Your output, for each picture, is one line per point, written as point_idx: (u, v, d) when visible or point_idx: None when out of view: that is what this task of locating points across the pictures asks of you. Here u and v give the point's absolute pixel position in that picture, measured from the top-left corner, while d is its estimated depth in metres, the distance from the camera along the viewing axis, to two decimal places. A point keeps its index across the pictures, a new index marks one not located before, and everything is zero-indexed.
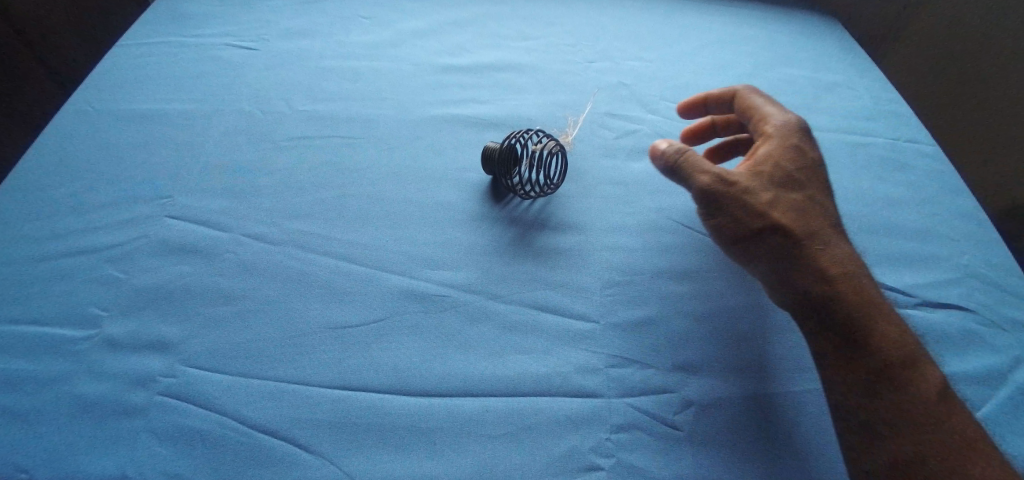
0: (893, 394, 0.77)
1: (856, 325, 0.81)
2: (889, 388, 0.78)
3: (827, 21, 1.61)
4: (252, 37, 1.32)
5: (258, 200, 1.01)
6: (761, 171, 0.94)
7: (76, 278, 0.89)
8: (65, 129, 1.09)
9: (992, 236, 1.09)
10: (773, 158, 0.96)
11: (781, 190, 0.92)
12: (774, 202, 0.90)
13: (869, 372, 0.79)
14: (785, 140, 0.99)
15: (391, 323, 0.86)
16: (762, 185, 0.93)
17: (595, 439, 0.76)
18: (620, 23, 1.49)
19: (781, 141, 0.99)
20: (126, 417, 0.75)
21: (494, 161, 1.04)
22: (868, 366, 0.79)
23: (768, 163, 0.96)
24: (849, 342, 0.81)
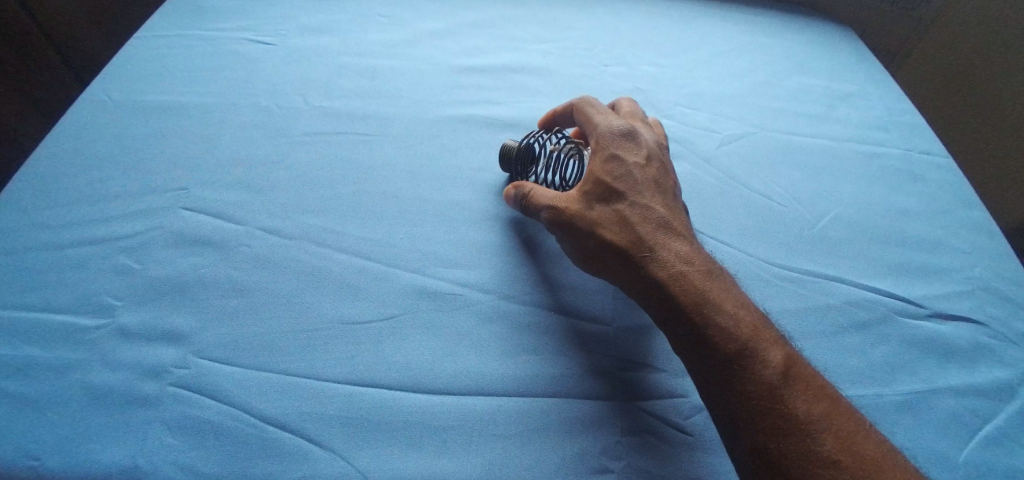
0: (738, 392, 0.75)
1: (686, 331, 0.80)
2: (725, 391, 0.76)
3: (842, 31, 1.61)
4: (270, 32, 1.33)
5: (272, 195, 1.01)
6: (585, 192, 0.90)
7: (91, 267, 0.89)
8: (83, 118, 1.10)
9: (1005, 250, 1.08)
10: (618, 166, 0.91)
11: (604, 206, 0.88)
12: (592, 219, 0.87)
13: (710, 374, 0.78)
14: (607, 146, 0.93)
15: (404, 321, 0.86)
16: (583, 201, 0.89)
17: (606, 442, 0.76)
18: (636, 28, 1.49)
19: (610, 148, 0.93)
20: (139, 407, 0.76)
21: (511, 166, 1.05)
22: (704, 370, 0.78)
23: (590, 174, 0.91)
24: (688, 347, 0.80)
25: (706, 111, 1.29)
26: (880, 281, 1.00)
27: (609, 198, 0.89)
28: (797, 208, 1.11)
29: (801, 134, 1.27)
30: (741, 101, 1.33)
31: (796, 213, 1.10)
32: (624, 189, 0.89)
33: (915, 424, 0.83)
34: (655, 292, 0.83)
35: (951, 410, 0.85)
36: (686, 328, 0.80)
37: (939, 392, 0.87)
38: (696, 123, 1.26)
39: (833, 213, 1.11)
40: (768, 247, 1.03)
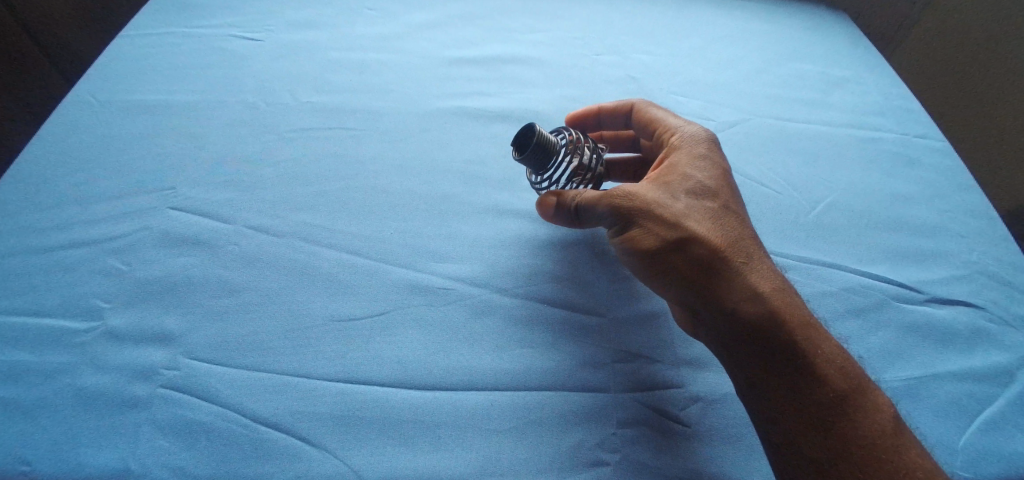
0: (815, 400, 0.76)
1: (772, 336, 0.79)
2: (800, 399, 0.76)
3: (835, 16, 1.60)
4: (256, 28, 1.31)
5: (261, 193, 1.00)
6: (671, 184, 0.89)
7: (78, 269, 0.88)
8: (69, 120, 1.09)
9: (1002, 233, 1.07)
10: (705, 169, 0.92)
11: (697, 204, 0.87)
12: (685, 213, 0.85)
13: (787, 381, 0.77)
14: (693, 149, 0.94)
15: (396, 316, 0.85)
16: (672, 195, 0.87)
17: (602, 434, 0.76)
18: (628, 16, 1.47)
19: (695, 152, 0.94)
20: (128, 409, 0.75)
21: (532, 163, 0.88)
22: (779, 377, 0.77)
23: (677, 173, 0.91)
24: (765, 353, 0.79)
25: (700, 99, 1.28)
26: (877, 267, 0.99)
27: (700, 198, 0.88)
28: (793, 195, 1.10)
29: (796, 120, 1.26)
30: (735, 88, 1.31)
31: (791, 200, 1.09)
32: (714, 190, 0.90)
33: (913, 410, 0.83)
34: (743, 295, 0.80)
35: (949, 394, 0.85)
36: (773, 334, 0.79)
37: (937, 378, 0.86)
38: (689, 111, 1.24)
39: (829, 199, 1.10)
40: (763, 235, 1.02)
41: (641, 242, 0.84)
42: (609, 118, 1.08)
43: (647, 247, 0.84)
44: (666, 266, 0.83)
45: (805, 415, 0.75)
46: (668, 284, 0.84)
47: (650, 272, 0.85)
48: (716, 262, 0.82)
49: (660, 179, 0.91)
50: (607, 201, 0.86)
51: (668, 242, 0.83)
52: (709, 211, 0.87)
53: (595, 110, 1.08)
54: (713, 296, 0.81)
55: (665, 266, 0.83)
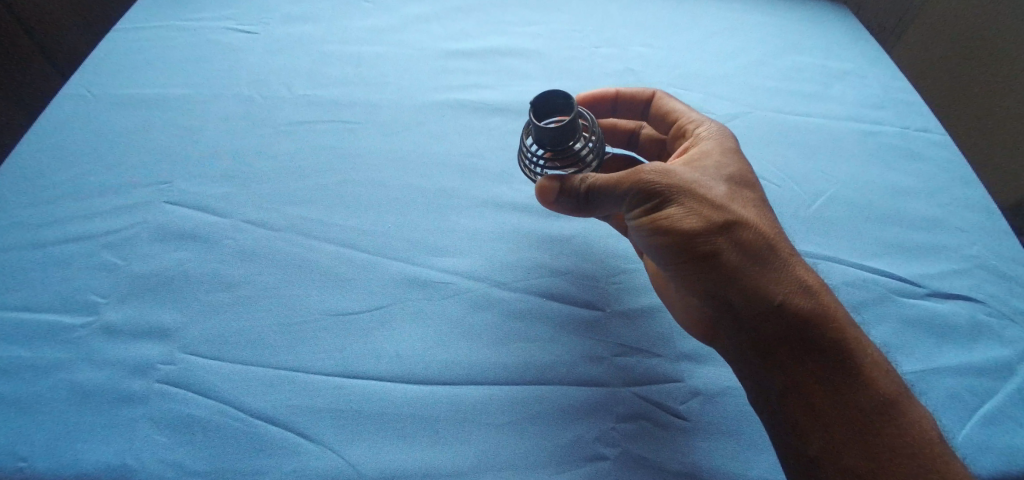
0: (859, 402, 0.72)
1: (817, 334, 0.75)
2: (839, 401, 0.73)
3: (836, 9, 1.58)
4: (252, 21, 1.30)
5: (258, 187, 0.99)
6: (707, 170, 0.85)
7: (74, 264, 0.87)
8: (63, 113, 1.08)
9: (1002, 227, 1.07)
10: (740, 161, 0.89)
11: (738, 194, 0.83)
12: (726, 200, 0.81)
13: (827, 384, 0.73)
14: (724, 140, 0.91)
15: (394, 310, 0.85)
16: (711, 180, 0.82)
17: (601, 429, 0.75)
18: (627, 9, 1.46)
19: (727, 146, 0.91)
20: (125, 405, 0.74)
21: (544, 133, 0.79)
22: (819, 379, 0.74)
23: (711, 160, 0.87)
24: (805, 351, 0.75)
25: (700, 92, 1.27)
26: (877, 261, 0.99)
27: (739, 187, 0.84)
28: (793, 189, 1.09)
29: (796, 113, 1.25)
30: (735, 81, 1.31)
31: (791, 193, 1.08)
32: (750, 181, 0.86)
33: None
34: (788, 289, 0.76)
35: (949, 389, 0.84)
36: (818, 331, 0.75)
37: (937, 372, 0.86)
38: (689, 104, 1.23)
39: (829, 193, 1.09)
40: None
41: (680, 224, 0.77)
42: (623, 108, 1.07)
43: (687, 230, 0.77)
44: (707, 251, 0.77)
45: (843, 418, 0.72)
46: (705, 273, 0.78)
47: (682, 259, 0.79)
48: (762, 252, 0.78)
49: (694, 163, 0.86)
50: (644, 179, 0.79)
51: (713, 226, 0.77)
52: (749, 200, 0.83)
53: (612, 94, 1.06)
54: (757, 287, 0.76)
55: (704, 251, 0.77)
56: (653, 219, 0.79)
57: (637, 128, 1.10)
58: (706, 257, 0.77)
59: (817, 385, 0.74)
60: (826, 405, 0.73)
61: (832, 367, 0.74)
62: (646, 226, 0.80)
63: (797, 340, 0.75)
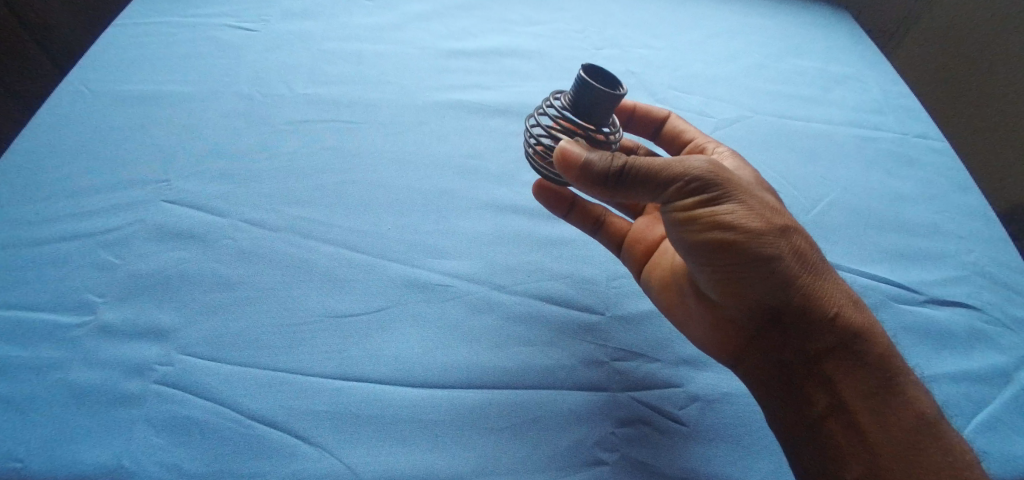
0: (900, 416, 0.73)
1: (864, 346, 0.75)
2: (883, 415, 0.73)
3: (836, 13, 1.59)
4: (252, 18, 1.29)
5: (257, 186, 0.99)
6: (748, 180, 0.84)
7: (70, 262, 0.87)
8: (60, 109, 1.07)
9: (999, 234, 1.07)
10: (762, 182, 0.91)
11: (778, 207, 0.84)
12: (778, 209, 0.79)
13: (872, 396, 0.74)
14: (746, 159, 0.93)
15: (393, 312, 0.84)
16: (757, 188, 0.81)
17: (600, 433, 0.75)
18: (628, 10, 1.46)
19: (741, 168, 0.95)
20: (121, 406, 0.74)
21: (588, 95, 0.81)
22: (862, 391, 0.74)
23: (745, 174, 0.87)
24: (846, 362, 0.75)
25: (700, 94, 1.27)
26: (875, 267, 0.99)
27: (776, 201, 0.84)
28: (792, 193, 1.09)
29: (796, 118, 1.25)
30: (736, 84, 1.31)
31: (791, 198, 1.08)
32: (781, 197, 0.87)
33: None
34: (838, 299, 0.76)
35: (946, 396, 0.85)
36: (863, 343, 0.75)
37: (933, 379, 0.87)
38: (689, 107, 1.23)
39: (828, 198, 1.10)
40: None
41: (745, 223, 0.73)
42: (637, 121, 1.09)
43: (753, 230, 0.73)
44: (770, 255, 0.73)
45: (886, 431, 0.72)
46: (759, 278, 0.75)
47: (737, 262, 0.74)
48: (815, 263, 0.77)
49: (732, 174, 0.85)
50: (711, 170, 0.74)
51: (776, 230, 0.74)
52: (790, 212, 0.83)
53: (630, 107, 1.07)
54: (811, 296, 0.75)
55: (766, 253, 0.73)
56: (715, 214, 0.73)
57: (634, 148, 1.07)
58: (767, 261, 0.74)
59: (860, 397, 0.74)
60: (867, 418, 0.73)
61: (877, 380, 0.74)
62: (705, 220, 0.74)
63: (843, 351, 0.75)
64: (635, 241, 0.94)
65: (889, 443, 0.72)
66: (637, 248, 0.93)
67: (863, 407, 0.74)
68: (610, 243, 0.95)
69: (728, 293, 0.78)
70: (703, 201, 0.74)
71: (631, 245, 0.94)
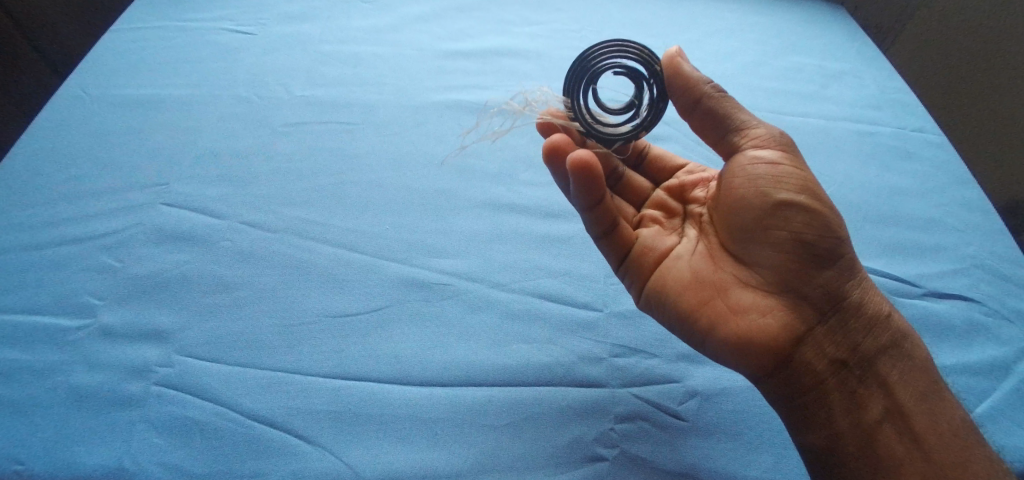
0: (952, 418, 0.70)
1: (914, 346, 0.74)
2: (938, 418, 0.70)
3: (832, 10, 1.59)
4: (249, 22, 1.29)
5: (255, 188, 0.99)
6: None
7: (71, 266, 0.87)
8: (59, 114, 1.07)
9: (998, 227, 1.07)
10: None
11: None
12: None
13: (925, 396, 0.71)
14: None
15: (392, 311, 0.85)
16: None
17: (599, 429, 0.76)
18: (625, 8, 1.46)
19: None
20: (122, 408, 0.74)
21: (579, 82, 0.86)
22: (914, 392, 0.71)
23: None
24: (899, 361, 0.73)
25: None
26: (873, 261, 0.99)
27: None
28: None
29: (793, 114, 1.25)
30: (733, 81, 1.31)
31: None
32: None
33: None
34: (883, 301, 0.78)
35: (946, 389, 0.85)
36: (914, 343, 0.74)
37: None
38: None
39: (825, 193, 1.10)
40: None
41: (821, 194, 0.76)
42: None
43: (828, 204, 0.75)
44: (841, 233, 0.75)
45: (943, 433, 0.69)
46: (828, 257, 0.74)
47: (820, 233, 0.73)
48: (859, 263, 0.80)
49: None
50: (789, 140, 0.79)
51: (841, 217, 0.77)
52: None
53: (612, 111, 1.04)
54: (864, 288, 0.76)
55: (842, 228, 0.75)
56: (800, 177, 0.75)
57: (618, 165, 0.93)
58: (839, 238, 0.74)
59: (914, 398, 0.71)
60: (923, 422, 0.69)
61: (929, 382, 0.72)
62: (790, 179, 0.75)
63: (897, 349, 0.73)
64: (645, 251, 0.83)
65: (944, 446, 0.68)
66: (647, 258, 0.82)
67: (918, 407, 0.70)
68: (613, 252, 0.84)
69: (788, 275, 0.74)
70: (785, 160, 0.77)
71: (640, 255, 0.83)
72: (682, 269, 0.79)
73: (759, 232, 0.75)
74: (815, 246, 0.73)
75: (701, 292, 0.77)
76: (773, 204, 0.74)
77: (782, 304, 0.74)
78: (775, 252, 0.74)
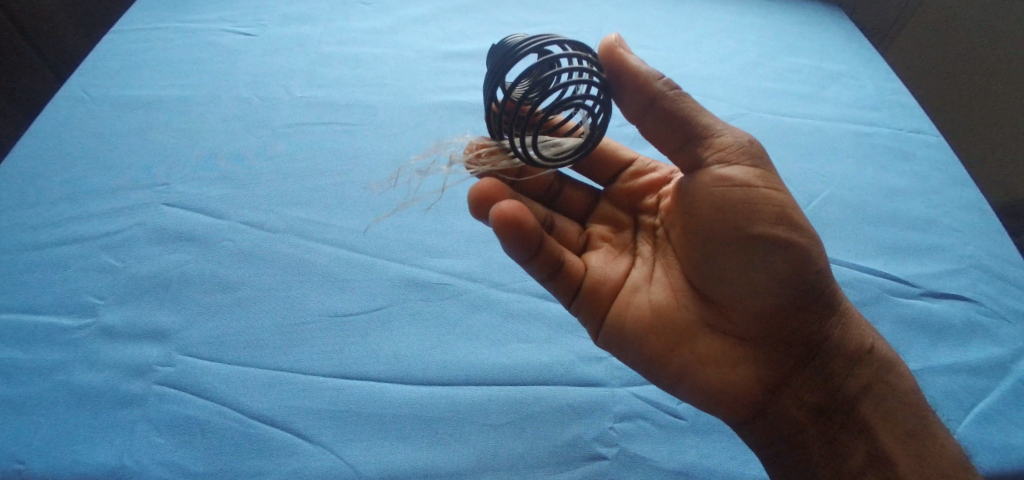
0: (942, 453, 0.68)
1: (897, 379, 0.73)
2: (925, 456, 0.68)
3: (830, 11, 1.60)
4: (249, 23, 1.30)
5: (256, 188, 0.99)
6: None
7: (72, 266, 0.87)
8: (60, 115, 1.08)
9: (995, 227, 1.08)
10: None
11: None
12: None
13: (911, 434, 0.70)
14: None
15: (393, 311, 0.85)
16: None
17: (598, 428, 0.76)
18: (623, 10, 1.47)
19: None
20: (124, 407, 0.74)
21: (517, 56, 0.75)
22: (898, 430, 0.70)
23: None
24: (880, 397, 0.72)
25: (696, 92, 1.27)
26: (871, 261, 1.00)
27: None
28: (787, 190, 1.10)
29: (791, 115, 1.26)
30: (731, 83, 1.31)
31: None
32: None
33: None
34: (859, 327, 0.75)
35: (944, 388, 0.85)
36: (895, 375, 0.73)
37: (929, 371, 0.87)
38: None
39: (823, 194, 1.10)
40: None
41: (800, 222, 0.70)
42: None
43: (806, 232, 0.70)
44: (820, 264, 0.71)
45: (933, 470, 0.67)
46: (802, 295, 0.71)
47: (795, 269, 0.69)
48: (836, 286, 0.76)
49: None
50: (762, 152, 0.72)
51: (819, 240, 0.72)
52: None
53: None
54: (840, 319, 0.74)
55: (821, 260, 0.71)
56: (776, 203, 0.69)
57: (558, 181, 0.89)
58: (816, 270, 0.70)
59: (897, 438, 0.70)
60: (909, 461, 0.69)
61: (915, 417, 0.71)
62: (766, 208, 0.69)
63: (878, 384, 0.72)
64: (596, 285, 0.76)
65: None
66: (601, 292, 0.76)
67: (901, 447, 0.69)
68: (564, 292, 0.77)
69: (761, 316, 0.71)
70: (759, 180, 0.70)
71: (593, 289, 0.76)
72: (644, 306, 0.75)
73: (733, 271, 0.71)
74: (789, 286, 0.70)
75: (668, 336, 0.73)
76: (747, 240, 0.69)
77: (753, 349, 0.73)
78: (748, 294, 0.71)
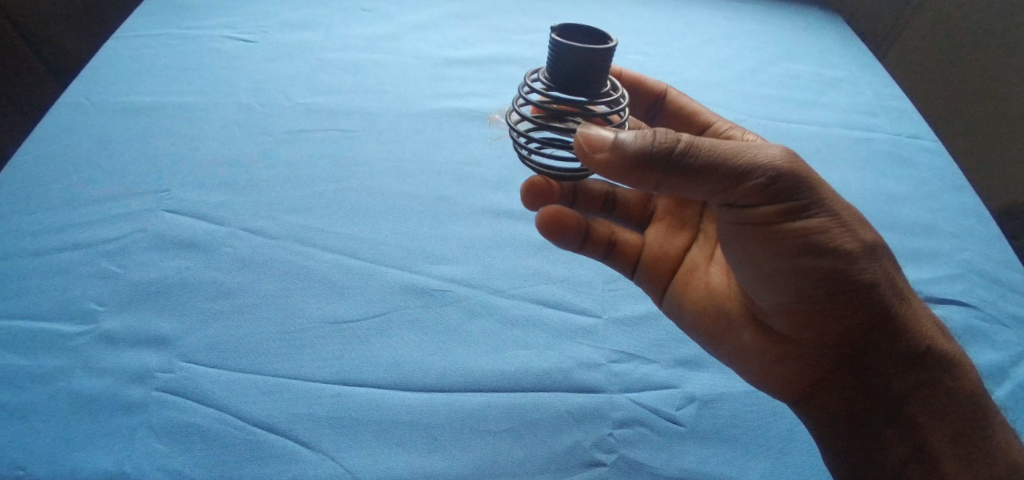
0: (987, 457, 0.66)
1: (955, 379, 0.68)
2: (966, 458, 0.67)
3: (828, 18, 1.61)
4: (250, 29, 1.31)
5: (257, 194, 1.00)
6: None
7: (72, 272, 0.87)
8: (61, 121, 1.08)
9: (994, 233, 1.08)
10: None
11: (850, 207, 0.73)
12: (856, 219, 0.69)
13: (958, 437, 0.68)
14: None
15: (392, 318, 0.85)
16: None
17: (597, 434, 0.76)
18: (622, 17, 1.48)
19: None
20: (123, 413, 0.74)
21: (565, 58, 0.64)
22: (945, 432, 0.68)
23: None
24: (931, 398, 0.69)
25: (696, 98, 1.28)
26: None
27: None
28: None
29: (790, 120, 1.26)
30: (729, 89, 1.32)
31: None
32: None
33: None
34: (917, 326, 0.68)
35: None
36: (950, 374, 0.68)
37: None
38: None
39: None
40: None
41: (837, 243, 0.63)
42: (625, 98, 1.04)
43: (842, 253, 0.63)
44: (862, 283, 0.65)
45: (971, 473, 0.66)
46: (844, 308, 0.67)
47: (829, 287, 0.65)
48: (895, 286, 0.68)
49: None
50: (796, 174, 0.60)
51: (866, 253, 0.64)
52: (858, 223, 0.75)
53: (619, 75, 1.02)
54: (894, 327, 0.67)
55: (864, 276, 0.65)
56: (808, 226, 0.63)
57: None
58: (855, 290, 0.65)
59: (945, 438, 0.68)
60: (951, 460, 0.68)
61: (964, 419, 0.68)
62: (791, 234, 0.64)
63: (928, 386, 0.69)
64: (655, 259, 0.90)
65: None
66: (662, 267, 0.90)
67: (946, 447, 0.68)
68: (626, 266, 0.91)
69: (798, 319, 0.71)
70: (783, 213, 0.62)
71: (654, 263, 0.90)
72: (699, 291, 0.85)
73: (763, 279, 0.71)
74: (824, 300, 0.67)
75: (714, 321, 0.83)
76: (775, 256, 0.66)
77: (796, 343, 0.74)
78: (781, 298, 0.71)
